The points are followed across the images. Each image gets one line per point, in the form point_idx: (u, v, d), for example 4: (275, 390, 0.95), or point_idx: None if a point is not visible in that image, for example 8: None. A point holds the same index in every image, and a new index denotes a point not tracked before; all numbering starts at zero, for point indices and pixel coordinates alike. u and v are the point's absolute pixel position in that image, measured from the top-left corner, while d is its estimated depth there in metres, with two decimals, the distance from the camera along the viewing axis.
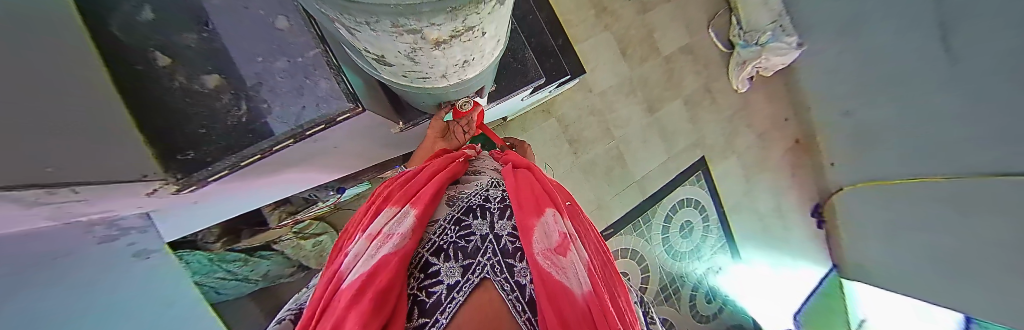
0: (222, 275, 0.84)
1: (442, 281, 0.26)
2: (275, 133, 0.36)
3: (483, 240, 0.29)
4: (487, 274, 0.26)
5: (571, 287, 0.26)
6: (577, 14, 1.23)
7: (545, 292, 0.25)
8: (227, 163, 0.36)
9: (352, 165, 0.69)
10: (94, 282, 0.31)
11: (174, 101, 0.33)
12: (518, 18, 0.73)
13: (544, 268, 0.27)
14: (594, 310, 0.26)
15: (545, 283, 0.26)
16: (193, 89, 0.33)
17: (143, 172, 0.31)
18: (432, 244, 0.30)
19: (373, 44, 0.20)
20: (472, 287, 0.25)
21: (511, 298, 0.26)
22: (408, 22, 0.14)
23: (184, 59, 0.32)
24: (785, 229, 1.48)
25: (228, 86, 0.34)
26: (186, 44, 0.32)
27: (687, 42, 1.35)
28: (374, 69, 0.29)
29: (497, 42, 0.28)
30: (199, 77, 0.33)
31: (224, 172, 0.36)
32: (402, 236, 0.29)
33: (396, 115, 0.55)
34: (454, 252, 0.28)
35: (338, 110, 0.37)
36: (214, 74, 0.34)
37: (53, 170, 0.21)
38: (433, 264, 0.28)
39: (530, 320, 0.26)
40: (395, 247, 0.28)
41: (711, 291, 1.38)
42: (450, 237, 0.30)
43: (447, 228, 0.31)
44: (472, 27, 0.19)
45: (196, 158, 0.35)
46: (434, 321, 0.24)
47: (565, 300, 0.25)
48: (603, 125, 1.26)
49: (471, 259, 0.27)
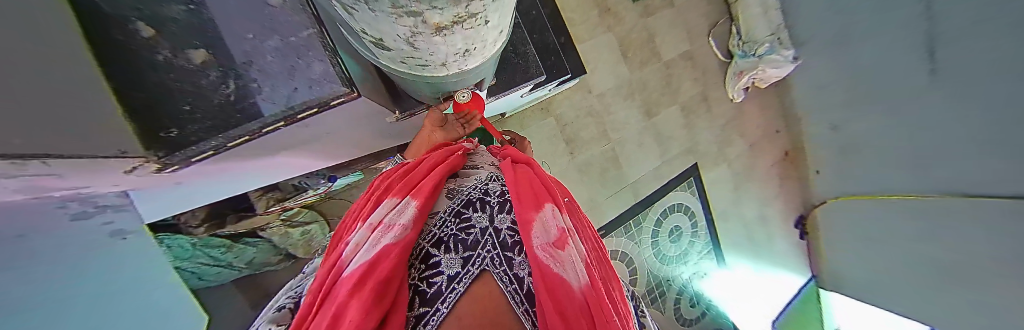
0: (205, 261, 0.81)
1: (442, 272, 0.25)
2: (265, 115, 0.35)
3: (482, 233, 0.28)
4: (486, 266, 0.26)
5: (570, 280, 0.26)
6: (580, 14, 1.22)
7: (544, 285, 0.25)
8: (212, 144, 0.35)
9: (344, 153, 0.68)
10: (63, 262, 0.30)
11: (155, 75, 0.31)
12: (522, 13, 0.73)
13: (544, 262, 0.27)
14: (592, 304, 0.26)
15: (543, 276, 0.26)
16: (177, 64, 0.32)
17: (121, 148, 0.30)
18: (433, 236, 0.30)
19: (371, 26, 0.19)
20: (472, 278, 0.25)
21: (510, 290, 0.25)
22: (408, 3, 0.14)
23: (169, 32, 0.31)
24: (770, 237, 1.52)
25: (215, 62, 0.33)
26: (175, 17, 0.31)
27: (687, 49, 1.36)
28: (372, 54, 0.28)
29: (500, 33, 0.27)
30: (184, 52, 0.32)
31: (208, 154, 0.35)
32: (403, 226, 0.29)
33: (392, 104, 0.54)
34: (454, 244, 0.28)
35: (332, 94, 0.36)
36: (201, 50, 0.32)
37: (23, 141, 0.19)
38: (434, 255, 0.27)
39: (529, 312, 0.25)
40: (396, 237, 0.28)
41: (696, 294, 1.41)
42: (450, 230, 0.29)
43: (448, 220, 0.30)
44: (475, 13, 0.18)
45: (180, 137, 0.34)
46: (434, 310, 0.23)
47: (564, 293, 0.25)
48: (600, 127, 1.26)
49: (471, 251, 0.27)
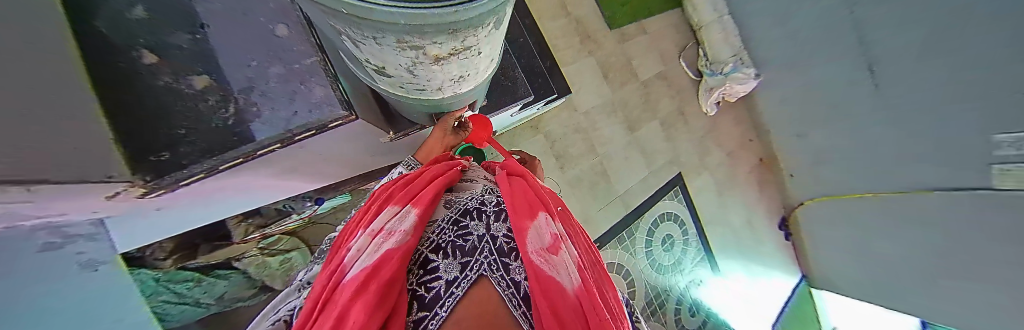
0: (167, 297, 0.72)
1: (440, 277, 0.26)
2: (260, 138, 0.37)
3: (479, 240, 0.29)
4: (484, 271, 0.27)
5: (564, 283, 0.27)
6: (564, 40, 1.32)
7: (539, 286, 0.26)
8: (205, 166, 0.35)
9: (333, 173, 0.68)
10: (39, 297, 0.28)
11: (154, 99, 0.31)
12: (509, 40, 0.79)
13: (538, 266, 0.27)
14: (587, 306, 0.27)
15: (539, 279, 0.26)
16: (178, 89, 0.33)
17: (108, 173, 0.29)
18: (431, 242, 0.30)
19: (375, 57, 0.22)
20: (470, 283, 0.26)
21: (507, 294, 0.26)
22: (412, 39, 0.16)
23: (173, 60, 0.32)
24: (757, 243, 1.57)
25: (216, 88, 0.34)
26: (179, 45, 0.32)
27: (662, 70, 1.47)
28: (372, 79, 0.30)
29: (491, 62, 0.30)
30: (186, 78, 0.33)
31: (199, 176, 0.35)
32: (403, 233, 0.29)
33: (388, 126, 0.57)
34: (452, 250, 0.29)
35: (331, 116, 0.39)
36: (202, 76, 0.33)
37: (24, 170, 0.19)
38: (432, 260, 0.28)
39: (526, 314, 0.26)
40: (397, 242, 0.28)
41: (694, 304, 1.41)
42: (448, 236, 0.30)
43: (445, 228, 0.31)
44: (471, 46, 0.21)
45: (171, 160, 0.33)
46: (434, 314, 0.24)
47: (558, 295, 0.26)
48: (588, 142, 1.32)
49: (469, 256, 0.28)
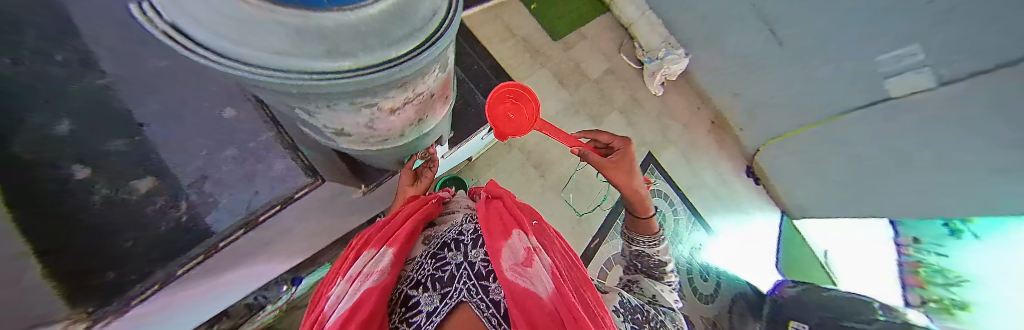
0: None
1: (422, 311, 0.27)
2: (219, 230, 0.40)
3: (458, 268, 0.30)
4: (463, 297, 0.28)
5: (537, 293, 0.29)
6: (514, 60, 1.42)
7: (514, 302, 0.27)
8: (164, 273, 0.35)
9: (310, 242, 0.64)
10: None
11: (93, 217, 0.26)
12: (463, 71, 0.83)
13: (513, 283, 0.28)
14: (562, 311, 0.28)
15: (514, 295, 0.27)
16: (121, 199, 0.28)
17: (55, 317, 0.23)
18: (411, 278, 0.31)
19: (331, 121, 0.23)
20: (449, 310, 0.27)
21: (487, 315, 0.27)
22: (363, 92, 0.20)
23: (116, 168, 0.28)
24: (735, 197, 1.70)
25: (163, 188, 0.32)
26: (119, 150, 0.27)
27: (607, 66, 1.62)
28: (332, 140, 0.31)
29: (446, 100, 0.34)
30: (129, 184, 0.29)
31: (155, 288, 0.34)
32: (380, 273, 0.29)
33: (357, 181, 0.60)
34: (432, 282, 0.29)
35: (294, 187, 0.49)
36: (149, 177, 0.31)
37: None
38: (413, 296, 0.29)
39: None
40: (372, 284, 0.28)
41: (702, 269, 1.48)
42: (428, 270, 0.31)
43: (425, 262, 0.32)
44: (418, 91, 0.25)
45: (117, 278, 0.29)
46: None
47: (532, 305, 0.27)
48: (561, 145, 1.38)
49: (449, 286, 0.28)
